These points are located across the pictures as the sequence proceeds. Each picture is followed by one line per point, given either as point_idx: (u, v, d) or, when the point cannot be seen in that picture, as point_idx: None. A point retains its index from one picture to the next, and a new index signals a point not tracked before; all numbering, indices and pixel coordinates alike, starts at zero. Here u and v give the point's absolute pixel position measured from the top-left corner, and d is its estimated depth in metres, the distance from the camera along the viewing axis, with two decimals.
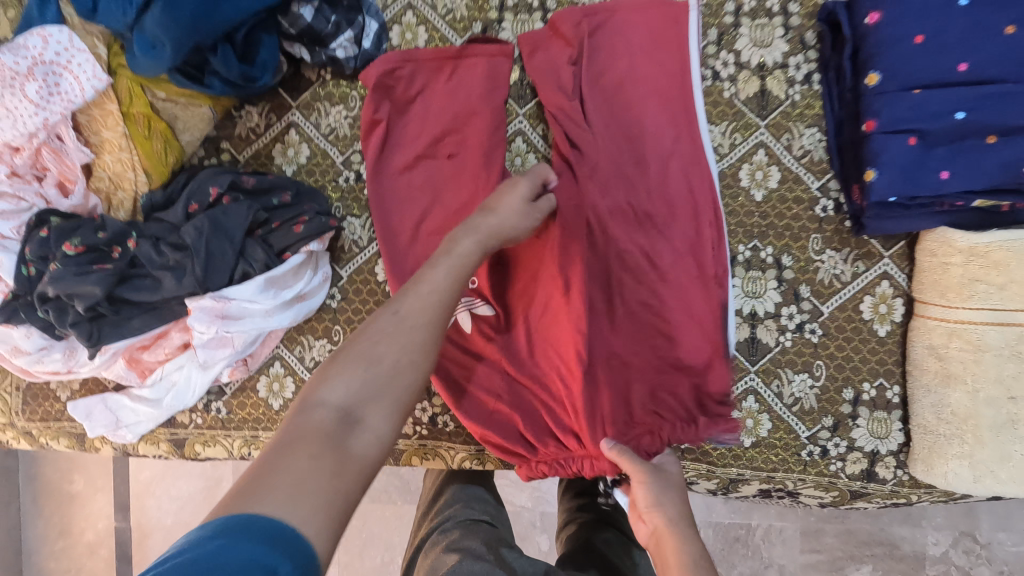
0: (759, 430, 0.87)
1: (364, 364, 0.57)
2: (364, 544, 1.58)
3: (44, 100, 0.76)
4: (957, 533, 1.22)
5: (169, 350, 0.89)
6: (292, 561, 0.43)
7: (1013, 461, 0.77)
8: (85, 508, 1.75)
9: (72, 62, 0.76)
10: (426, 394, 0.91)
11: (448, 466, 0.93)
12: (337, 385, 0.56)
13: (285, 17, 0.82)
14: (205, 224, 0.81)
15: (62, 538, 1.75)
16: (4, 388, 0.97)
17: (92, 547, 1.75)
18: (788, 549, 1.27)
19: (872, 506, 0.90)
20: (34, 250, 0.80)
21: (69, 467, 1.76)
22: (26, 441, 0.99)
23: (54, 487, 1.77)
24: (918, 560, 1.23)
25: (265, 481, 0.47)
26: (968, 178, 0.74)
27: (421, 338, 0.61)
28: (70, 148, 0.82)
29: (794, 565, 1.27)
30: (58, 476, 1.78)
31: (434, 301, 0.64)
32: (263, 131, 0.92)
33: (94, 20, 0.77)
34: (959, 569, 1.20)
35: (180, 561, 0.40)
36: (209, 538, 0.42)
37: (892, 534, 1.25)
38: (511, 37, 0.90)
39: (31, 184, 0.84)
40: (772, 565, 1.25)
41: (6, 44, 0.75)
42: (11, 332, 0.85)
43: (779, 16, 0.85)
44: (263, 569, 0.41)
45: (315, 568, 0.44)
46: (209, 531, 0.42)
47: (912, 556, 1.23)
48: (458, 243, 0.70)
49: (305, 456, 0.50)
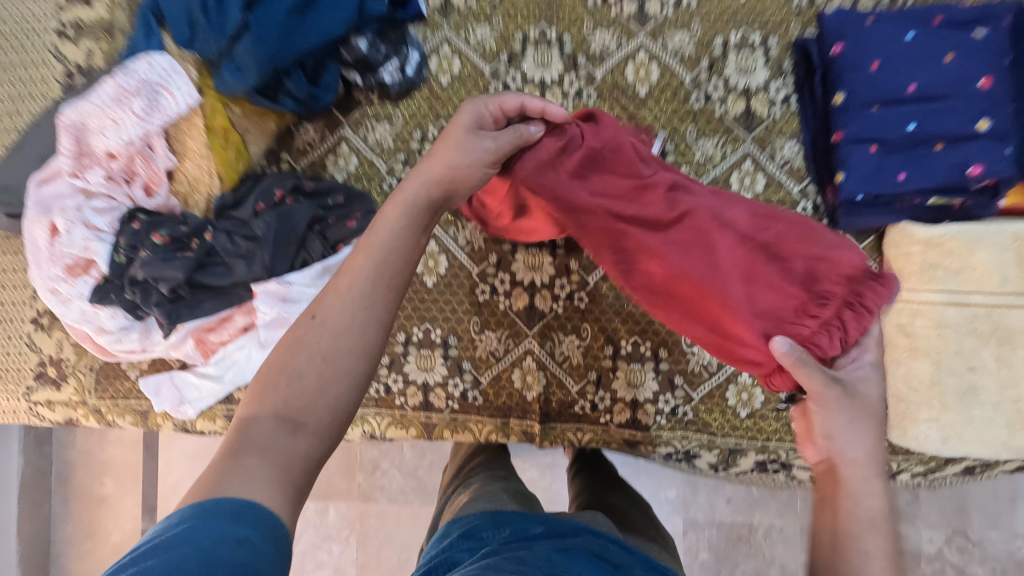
0: (754, 402, 0.99)
1: (291, 373, 0.56)
2: (382, 543, 1.67)
3: (146, 114, 0.92)
4: (951, 532, 1.39)
5: (232, 331, 1.01)
6: (263, 527, 0.46)
7: (974, 423, 0.89)
8: (115, 510, 1.80)
9: (172, 83, 0.91)
10: (458, 371, 1.02)
11: (475, 439, 1.04)
12: (272, 393, 0.55)
13: (346, 47, 0.97)
14: (274, 219, 0.96)
15: (88, 540, 1.79)
16: (79, 369, 1.09)
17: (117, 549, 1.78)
18: (788, 548, 1.43)
19: None
20: (127, 239, 0.94)
21: (99, 470, 1.81)
22: (94, 418, 1.10)
23: (82, 490, 1.80)
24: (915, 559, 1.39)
25: (220, 483, 0.48)
26: (921, 178, 0.88)
27: (352, 334, 0.57)
28: (159, 155, 0.96)
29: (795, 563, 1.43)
30: (89, 479, 1.80)
31: (357, 293, 0.59)
32: (318, 144, 1.06)
33: (189, 48, 0.93)
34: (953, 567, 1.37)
35: (149, 549, 0.42)
36: (176, 524, 0.44)
37: None
38: (532, 64, 1.05)
39: (122, 186, 0.98)
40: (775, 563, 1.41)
41: (120, 68, 0.91)
42: (98, 313, 0.97)
43: (761, 48, 1.01)
44: (235, 538, 0.44)
45: (287, 532, 0.48)
46: (175, 520, 0.45)
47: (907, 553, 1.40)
48: (376, 235, 0.62)
49: (247, 461, 0.50)
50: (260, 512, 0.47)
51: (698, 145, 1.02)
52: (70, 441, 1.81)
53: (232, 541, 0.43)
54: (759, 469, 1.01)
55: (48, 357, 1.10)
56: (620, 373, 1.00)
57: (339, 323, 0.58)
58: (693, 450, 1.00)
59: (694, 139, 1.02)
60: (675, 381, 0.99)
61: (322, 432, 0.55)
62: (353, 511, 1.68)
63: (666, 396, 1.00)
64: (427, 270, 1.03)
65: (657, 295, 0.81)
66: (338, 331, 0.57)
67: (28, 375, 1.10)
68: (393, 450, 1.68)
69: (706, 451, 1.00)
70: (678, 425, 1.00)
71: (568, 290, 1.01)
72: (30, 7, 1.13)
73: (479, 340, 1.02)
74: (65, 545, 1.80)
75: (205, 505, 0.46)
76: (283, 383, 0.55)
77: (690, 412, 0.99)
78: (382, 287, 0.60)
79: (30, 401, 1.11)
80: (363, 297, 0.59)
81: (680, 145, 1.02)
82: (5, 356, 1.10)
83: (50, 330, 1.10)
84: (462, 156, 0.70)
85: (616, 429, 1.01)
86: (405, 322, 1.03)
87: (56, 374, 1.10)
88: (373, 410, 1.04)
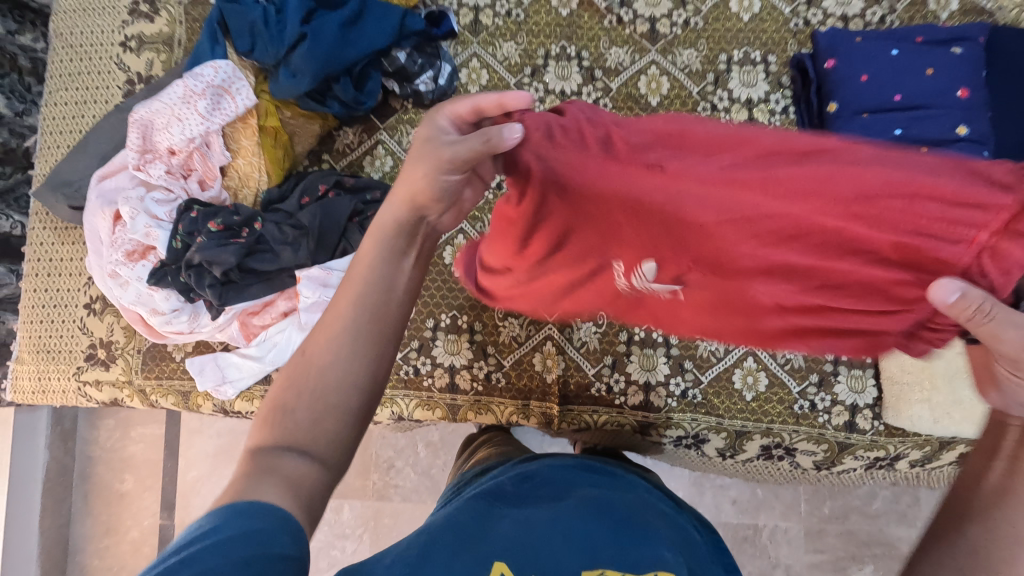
0: (759, 386, 1.06)
1: (290, 411, 0.56)
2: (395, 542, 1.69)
3: (209, 113, 1.02)
4: None
5: (274, 315, 1.09)
6: (271, 516, 0.48)
7: (962, 403, 0.96)
8: (134, 508, 1.80)
9: (233, 87, 1.03)
10: (482, 355, 1.10)
11: (497, 420, 1.10)
12: (271, 430, 0.56)
13: (386, 58, 1.08)
14: (318, 211, 1.05)
15: (107, 536, 1.80)
16: (128, 351, 1.17)
17: (135, 545, 1.79)
18: (793, 549, 1.48)
19: (859, 463, 1.06)
20: (185, 226, 1.02)
21: (121, 466, 1.83)
22: (139, 398, 1.17)
23: (101, 488, 1.83)
24: None
25: (233, 498, 0.50)
26: None
27: (340, 370, 0.57)
28: (215, 152, 1.06)
29: (800, 565, 1.48)
30: (109, 476, 1.84)
31: (340, 329, 0.58)
32: (357, 146, 1.16)
33: (248, 56, 1.05)
34: None
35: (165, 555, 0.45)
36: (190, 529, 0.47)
37: (889, 534, 1.47)
38: (554, 77, 1.15)
39: (179, 180, 1.08)
40: (779, 564, 1.47)
41: (187, 73, 1.02)
42: (153, 296, 1.05)
43: (761, 64, 1.12)
44: (240, 533, 0.46)
45: (293, 521, 0.50)
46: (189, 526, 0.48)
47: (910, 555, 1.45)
48: (353, 274, 0.60)
49: (256, 478, 0.52)
50: (269, 509, 0.49)
51: None
52: (93, 437, 1.85)
53: (237, 536, 0.45)
54: (764, 454, 1.08)
55: (99, 339, 1.18)
56: (634, 358, 1.08)
57: (331, 362, 0.57)
58: (702, 433, 1.06)
59: None
60: (685, 365, 1.07)
61: (323, 466, 0.55)
62: (368, 510, 1.71)
63: (676, 379, 1.07)
64: (455, 262, 1.12)
65: (786, 293, 0.54)
66: (333, 368, 0.57)
67: (79, 356, 1.18)
68: (409, 449, 1.73)
69: (714, 433, 1.06)
70: (688, 407, 1.06)
71: None
72: (94, 22, 1.24)
73: (503, 326, 1.10)
74: (84, 541, 1.81)
75: (216, 512, 0.48)
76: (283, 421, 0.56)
77: (699, 394, 1.06)
78: (367, 324, 0.59)
79: (79, 381, 1.18)
80: (353, 331, 0.58)
81: None
82: (58, 339, 1.18)
83: (102, 314, 1.18)
84: (431, 183, 0.56)
85: (630, 411, 1.07)
86: (433, 309, 1.11)
87: (106, 355, 1.17)
88: (402, 391, 1.11)
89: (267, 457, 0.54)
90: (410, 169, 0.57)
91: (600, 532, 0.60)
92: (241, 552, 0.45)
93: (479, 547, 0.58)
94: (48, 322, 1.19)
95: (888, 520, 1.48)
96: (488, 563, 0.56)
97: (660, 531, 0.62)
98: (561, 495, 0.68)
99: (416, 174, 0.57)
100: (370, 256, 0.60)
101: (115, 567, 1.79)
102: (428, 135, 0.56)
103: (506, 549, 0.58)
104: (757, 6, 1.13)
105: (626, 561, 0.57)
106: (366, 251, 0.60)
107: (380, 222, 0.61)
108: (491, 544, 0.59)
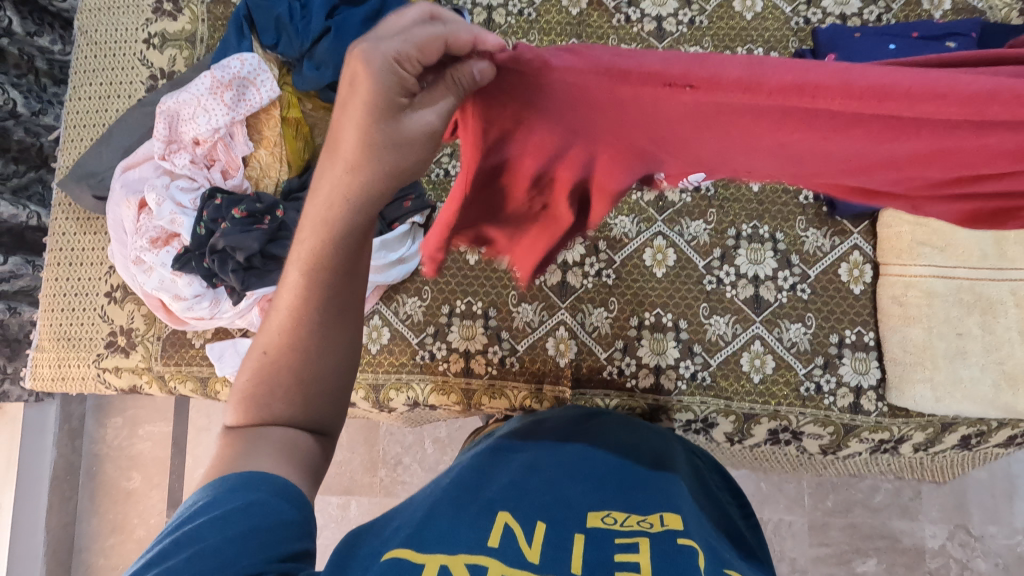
0: (766, 367, 1.08)
1: (269, 393, 0.59)
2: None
3: (235, 104, 1.06)
4: (953, 527, 1.49)
5: None
6: (268, 488, 0.52)
7: (963, 381, 0.99)
8: (141, 505, 1.81)
9: (258, 78, 1.07)
10: (496, 340, 1.13)
11: (511, 405, 1.13)
12: (259, 415, 0.59)
13: None
14: None
15: (113, 534, 1.80)
16: (148, 338, 1.19)
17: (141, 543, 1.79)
18: (797, 543, 1.50)
19: (864, 446, 1.09)
20: (210, 213, 1.05)
21: (129, 464, 1.84)
22: (157, 384, 1.19)
23: (109, 485, 1.83)
24: (919, 552, 1.48)
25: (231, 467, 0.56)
26: None
27: (309, 353, 0.59)
28: (238, 143, 1.10)
29: (806, 559, 1.50)
30: (116, 474, 1.84)
31: (300, 324, 0.58)
32: None
33: (273, 50, 1.11)
34: (957, 560, 1.46)
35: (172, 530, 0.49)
36: (191, 507, 0.51)
37: (893, 527, 1.49)
38: None
39: (203, 170, 1.11)
40: (784, 558, 1.49)
41: (214, 64, 1.06)
42: (176, 281, 1.08)
43: None
44: (239, 505, 0.50)
45: (293, 488, 0.54)
46: (191, 504, 0.52)
47: (912, 547, 1.48)
48: (298, 273, 0.57)
49: (248, 447, 0.57)
50: (269, 479, 0.53)
51: None
52: (102, 434, 1.86)
53: (235, 509, 0.49)
54: (772, 439, 1.10)
55: (119, 327, 1.20)
56: (645, 341, 1.11)
57: (299, 351, 0.59)
58: (711, 417, 1.09)
59: None
60: (695, 349, 1.10)
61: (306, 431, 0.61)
62: (375, 506, 1.72)
63: (686, 362, 1.10)
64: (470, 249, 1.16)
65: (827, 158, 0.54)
66: (303, 355, 0.59)
67: (99, 343, 1.20)
68: (416, 446, 1.74)
69: (723, 417, 1.09)
70: (698, 390, 1.09)
71: (597, 267, 1.14)
72: (119, 20, 1.28)
73: (516, 311, 1.14)
74: (90, 540, 1.81)
75: (222, 478, 0.53)
76: (260, 399, 0.59)
77: (708, 376, 1.09)
78: (332, 313, 0.59)
79: (98, 367, 1.19)
80: (312, 322, 0.58)
81: None
82: (80, 326, 1.21)
83: (122, 302, 1.20)
84: (407, 162, 0.51)
85: (641, 394, 1.10)
86: (449, 296, 1.15)
87: (126, 342, 1.19)
88: (418, 375, 1.13)
89: (253, 431, 0.59)
90: (362, 171, 0.51)
91: (597, 487, 0.64)
92: (243, 524, 0.48)
93: (483, 502, 0.58)
94: (69, 310, 1.21)
95: (891, 514, 1.50)
96: (492, 513, 0.56)
97: (652, 477, 0.67)
98: (563, 454, 0.69)
99: (389, 162, 0.51)
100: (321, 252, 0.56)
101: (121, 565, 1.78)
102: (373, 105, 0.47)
103: (509, 502, 0.59)
104: (759, 6, 1.18)
105: (628, 504, 0.61)
106: (312, 246, 0.56)
107: (320, 215, 0.55)
108: (494, 498, 0.59)
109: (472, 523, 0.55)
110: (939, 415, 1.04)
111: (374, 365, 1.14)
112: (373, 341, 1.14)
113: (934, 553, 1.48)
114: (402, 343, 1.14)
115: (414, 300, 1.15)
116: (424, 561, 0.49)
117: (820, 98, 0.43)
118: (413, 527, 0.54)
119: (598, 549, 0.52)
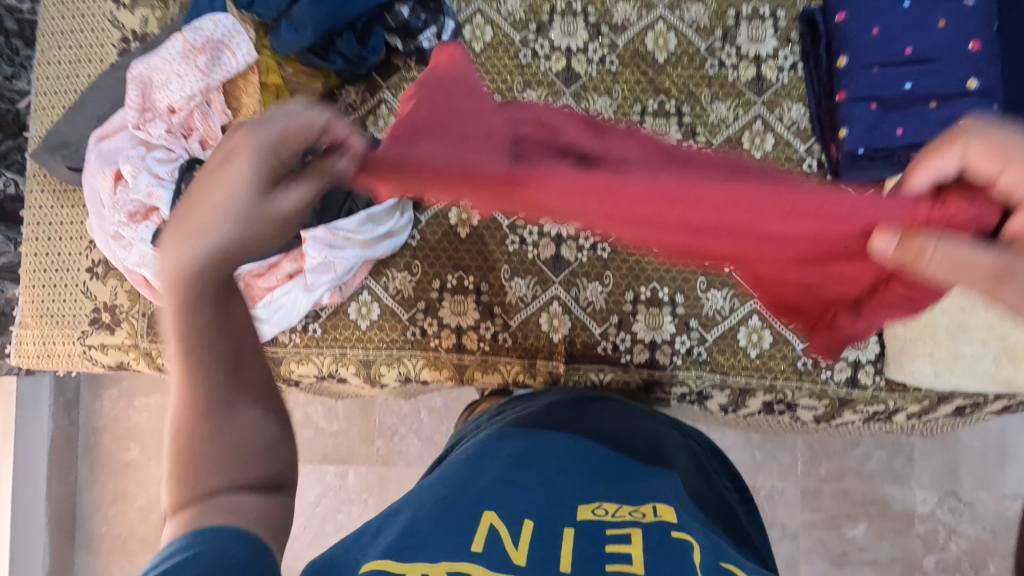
0: (763, 343, 1.06)
1: (206, 462, 0.53)
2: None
3: (209, 68, 1.01)
4: (943, 493, 1.50)
5: (280, 277, 1.09)
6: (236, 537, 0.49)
7: (965, 357, 0.96)
8: (141, 476, 1.82)
9: (233, 41, 1.01)
10: (489, 315, 1.10)
11: (504, 379, 1.12)
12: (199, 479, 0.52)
13: (389, 13, 1.05)
14: None
15: (114, 503, 1.82)
16: (133, 314, 1.17)
17: (143, 512, 1.81)
18: (790, 510, 1.52)
19: (858, 418, 1.08)
20: (190, 185, 1.01)
21: (125, 436, 1.84)
22: (145, 361, 1.18)
23: (108, 457, 1.84)
24: (909, 516, 1.50)
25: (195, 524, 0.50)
26: (918, 131, 0.94)
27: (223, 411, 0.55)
28: (216, 111, 1.04)
29: (797, 524, 1.52)
30: (115, 445, 1.85)
31: (202, 388, 0.54)
32: (359, 106, 1.15)
33: (248, 10, 1.04)
34: (945, 524, 1.48)
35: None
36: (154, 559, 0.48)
37: (884, 493, 1.51)
38: (559, 34, 1.13)
39: (180, 140, 1.06)
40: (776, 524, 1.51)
41: (186, 27, 1.01)
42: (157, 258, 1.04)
43: (770, 19, 1.10)
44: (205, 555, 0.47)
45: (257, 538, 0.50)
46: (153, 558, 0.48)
47: (902, 512, 1.49)
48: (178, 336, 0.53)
49: (206, 511, 0.50)
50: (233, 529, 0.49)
51: (713, 107, 1.10)
52: (97, 407, 1.85)
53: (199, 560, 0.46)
54: (766, 409, 1.10)
55: (103, 303, 1.17)
56: (640, 316, 1.08)
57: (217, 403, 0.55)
58: (707, 391, 1.08)
59: (709, 102, 1.10)
60: (691, 324, 1.08)
61: (269, 489, 0.56)
62: (373, 474, 1.74)
63: (682, 337, 1.08)
64: (461, 222, 1.12)
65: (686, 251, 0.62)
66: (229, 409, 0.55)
67: (84, 319, 1.17)
68: (412, 416, 1.74)
69: (718, 391, 1.08)
70: (693, 364, 1.08)
71: (592, 240, 1.10)
72: None
73: (509, 286, 1.10)
74: (92, 509, 1.83)
75: (196, 529, 0.49)
76: (203, 465, 0.53)
77: (704, 351, 1.08)
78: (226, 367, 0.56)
79: (84, 344, 1.17)
80: (218, 375, 0.55)
81: (696, 107, 1.11)
82: (62, 303, 1.18)
83: (105, 278, 1.17)
84: (258, 238, 0.52)
85: (635, 368, 1.09)
86: (439, 271, 1.11)
87: (111, 319, 1.17)
88: (409, 351, 1.12)
89: (212, 501, 0.51)
90: (209, 234, 0.50)
91: (589, 481, 0.62)
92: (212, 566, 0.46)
93: (469, 500, 0.57)
94: (50, 286, 1.18)
95: (883, 480, 1.51)
96: (478, 513, 0.55)
97: (648, 471, 0.65)
98: (552, 446, 0.68)
99: (256, 213, 0.51)
100: (191, 306, 0.53)
101: (125, 532, 1.82)
102: (236, 181, 0.50)
103: (497, 501, 0.57)
104: None
105: (621, 496, 0.60)
106: (176, 307, 0.52)
107: (176, 277, 0.51)
108: (479, 497, 0.57)
109: (457, 527, 0.53)
110: (935, 389, 1.02)
111: (364, 342, 1.12)
112: (363, 317, 1.12)
113: (923, 518, 1.50)
114: (392, 318, 1.12)
115: (404, 274, 1.12)
116: (406, 571, 0.46)
117: (634, 196, 0.52)
118: (395, 535, 0.52)
119: (591, 542, 0.51)
